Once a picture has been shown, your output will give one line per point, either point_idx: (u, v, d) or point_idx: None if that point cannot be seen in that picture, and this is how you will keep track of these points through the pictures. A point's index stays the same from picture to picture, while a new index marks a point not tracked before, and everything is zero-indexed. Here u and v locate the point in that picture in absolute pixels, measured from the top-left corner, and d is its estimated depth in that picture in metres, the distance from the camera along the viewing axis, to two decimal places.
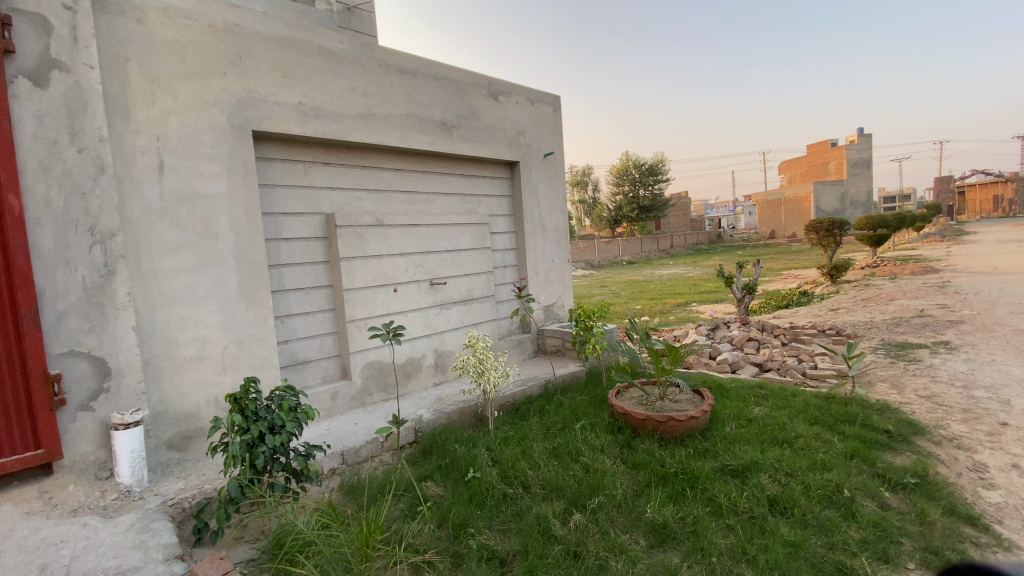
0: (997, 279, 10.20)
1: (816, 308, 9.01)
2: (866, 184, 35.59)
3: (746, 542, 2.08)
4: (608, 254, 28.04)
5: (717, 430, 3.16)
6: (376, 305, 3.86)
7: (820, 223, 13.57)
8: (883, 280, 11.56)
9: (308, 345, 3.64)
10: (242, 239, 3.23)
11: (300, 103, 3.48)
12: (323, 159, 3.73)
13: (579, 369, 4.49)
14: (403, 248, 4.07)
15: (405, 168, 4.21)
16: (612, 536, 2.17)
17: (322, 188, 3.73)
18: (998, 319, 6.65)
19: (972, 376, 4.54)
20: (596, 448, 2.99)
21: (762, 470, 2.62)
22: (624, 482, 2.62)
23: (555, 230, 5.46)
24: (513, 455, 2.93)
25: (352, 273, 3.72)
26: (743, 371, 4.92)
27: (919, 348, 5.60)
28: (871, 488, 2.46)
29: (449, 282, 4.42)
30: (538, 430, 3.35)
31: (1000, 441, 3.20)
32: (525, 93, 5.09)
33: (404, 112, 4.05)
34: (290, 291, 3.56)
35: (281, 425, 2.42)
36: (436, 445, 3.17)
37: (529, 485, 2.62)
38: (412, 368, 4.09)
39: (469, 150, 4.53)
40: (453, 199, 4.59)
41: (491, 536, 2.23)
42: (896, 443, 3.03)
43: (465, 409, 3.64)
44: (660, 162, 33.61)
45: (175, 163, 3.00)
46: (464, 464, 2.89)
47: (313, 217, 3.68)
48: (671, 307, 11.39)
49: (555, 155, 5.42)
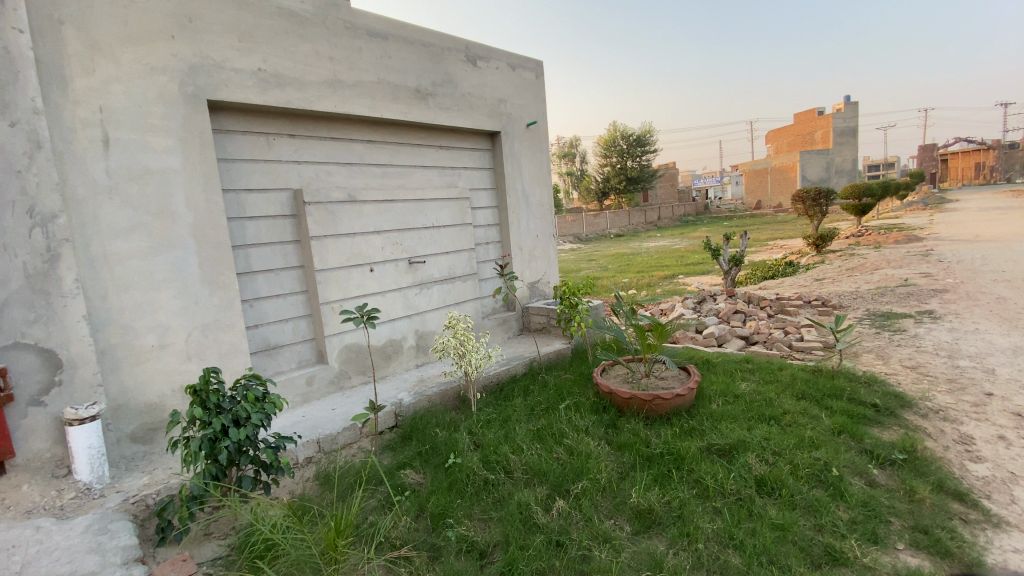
0: (977, 246, 10.29)
1: (802, 279, 9.02)
2: (851, 152, 35.61)
3: (733, 527, 2.02)
4: (596, 228, 27.92)
5: (703, 407, 3.10)
6: (351, 286, 3.69)
7: (806, 193, 13.47)
8: (868, 249, 11.60)
9: (280, 329, 3.48)
10: (202, 218, 3.02)
11: (259, 69, 3.22)
12: (288, 131, 3.49)
13: (564, 347, 4.39)
14: (379, 225, 3.87)
15: (378, 140, 3.97)
16: (596, 523, 2.09)
17: (288, 162, 3.50)
18: (980, 287, 6.69)
19: (956, 345, 4.55)
20: (581, 430, 2.91)
21: (749, 449, 2.55)
22: (609, 465, 2.54)
23: (539, 204, 5.29)
24: (495, 439, 2.83)
25: (324, 252, 3.53)
26: (729, 345, 4.88)
27: (903, 318, 5.60)
28: (860, 465, 2.41)
29: (429, 260, 4.25)
30: (522, 411, 3.26)
31: (986, 412, 3.20)
32: (506, 58, 4.83)
33: (375, 79, 3.80)
34: (258, 273, 3.37)
35: (246, 417, 2.28)
36: (416, 430, 3.07)
37: (512, 471, 2.53)
38: (392, 351, 3.95)
39: (446, 120, 4.30)
40: (430, 172, 4.38)
41: (471, 527, 2.13)
42: (883, 417, 2.99)
43: (447, 391, 3.53)
44: (648, 132, 33.20)
45: (122, 137, 2.75)
46: (445, 450, 2.79)
47: (279, 193, 3.47)
48: (658, 280, 11.34)
49: (537, 125, 5.19)
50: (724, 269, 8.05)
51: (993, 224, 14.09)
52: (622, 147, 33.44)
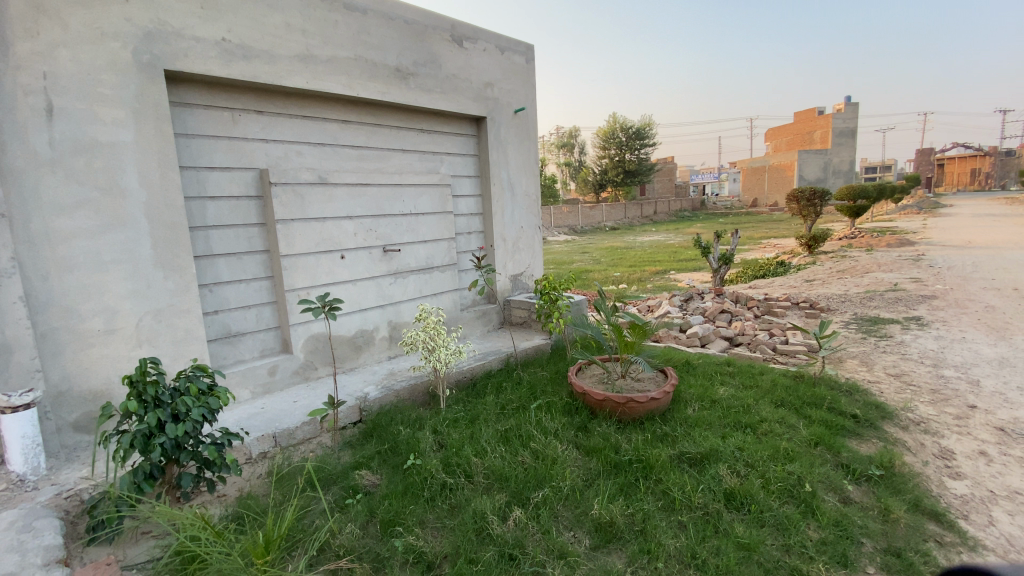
0: (969, 253, 10.25)
1: (791, 279, 8.94)
2: (849, 154, 35.54)
3: (697, 544, 1.91)
4: (591, 220, 27.78)
5: (679, 411, 2.99)
6: (319, 274, 3.52)
7: (801, 192, 13.36)
8: (860, 251, 11.55)
9: (242, 316, 3.32)
10: (156, 197, 2.84)
11: (224, 40, 3.03)
12: (255, 108, 3.30)
13: (543, 342, 4.27)
14: (352, 210, 3.69)
15: (354, 121, 3.78)
16: (553, 536, 1.97)
17: (254, 140, 3.31)
18: (970, 295, 6.62)
19: (941, 354, 4.47)
20: (550, 432, 2.78)
21: (721, 459, 2.44)
22: (575, 471, 2.42)
23: (525, 194, 5.12)
24: (459, 440, 2.70)
25: (291, 237, 3.36)
26: (713, 346, 4.78)
27: (890, 323, 5.52)
28: (834, 480, 2.30)
29: (406, 249, 4.07)
30: (492, 410, 3.12)
31: (968, 426, 3.12)
32: (494, 40, 4.63)
33: (352, 56, 3.60)
34: (219, 257, 3.20)
35: (186, 412, 2.14)
36: (378, 427, 2.93)
37: (472, 475, 2.39)
38: (362, 341, 3.80)
39: (429, 102, 4.10)
40: (411, 156, 4.19)
41: (421, 536, 2.01)
42: (863, 428, 2.89)
43: (416, 386, 3.39)
44: (647, 125, 32.96)
45: (68, 106, 2.56)
46: (405, 450, 2.66)
47: (245, 172, 3.29)
48: (649, 274, 11.25)
49: (526, 112, 5.01)
50: (713, 267, 7.94)
51: (985, 230, 14.06)
52: (621, 139, 33.19)
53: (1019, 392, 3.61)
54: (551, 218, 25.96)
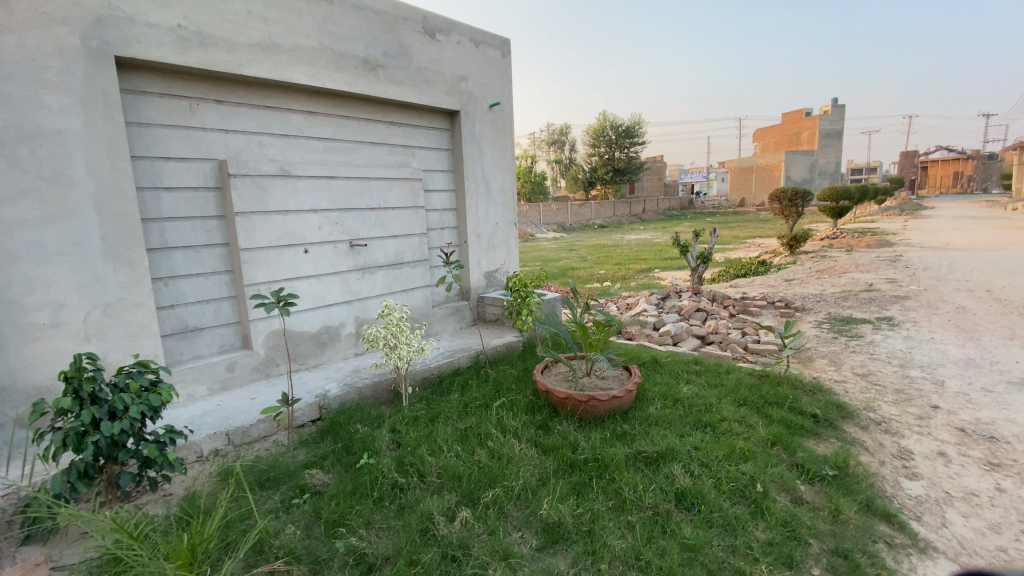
0: (945, 254, 10.42)
1: (770, 279, 9.01)
2: (835, 155, 35.96)
3: (642, 545, 1.89)
4: (580, 218, 27.79)
5: (641, 410, 2.97)
6: (281, 268, 3.45)
7: (784, 192, 13.46)
8: (840, 252, 11.68)
9: (200, 311, 3.25)
10: (107, 187, 2.75)
11: (179, 26, 2.94)
12: (214, 97, 3.22)
13: (514, 340, 4.23)
14: (317, 204, 3.61)
15: (320, 113, 3.71)
16: (499, 537, 1.94)
17: (214, 130, 3.23)
18: (941, 295, 6.72)
19: (909, 354, 4.51)
20: (510, 430, 2.74)
21: (677, 458, 2.43)
22: (530, 470, 2.38)
23: (501, 191, 5.07)
24: (417, 438, 2.65)
25: (251, 230, 3.29)
26: (685, 344, 4.78)
27: (862, 323, 5.57)
28: (787, 481, 2.30)
29: (374, 244, 3.99)
30: (454, 407, 3.07)
31: (929, 426, 3.14)
32: (468, 33, 4.56)
33: (318, 46, 3.52)
34: (175, 250, 3.12)
35: (122, 410, 2.07)
36: (335, 425, 2.87)
37: (425, 474, 2.35)
38: (327, 338, 3.73)
39: (399, 95, 4.03)
40: (380, 150, 4.12)
41: (365, 537, 1.97)
42: (822, 428, 2.90)
43: (380, 384, 3.32)
44: (636, 123, 33.06)
45: (10, 91, 2.46)
46: (360, 448, 2.60)
47: (203, 163, 3.20)
48: (632, 272, 11.27)
49: (501, 107, 4.95)
50: (693, 266, 7.97)
51: (962, 232, 14.30)
52: (610, 137, 33.24)
53: (981, 393, 3.65)
54: (539, 215, 25.93)
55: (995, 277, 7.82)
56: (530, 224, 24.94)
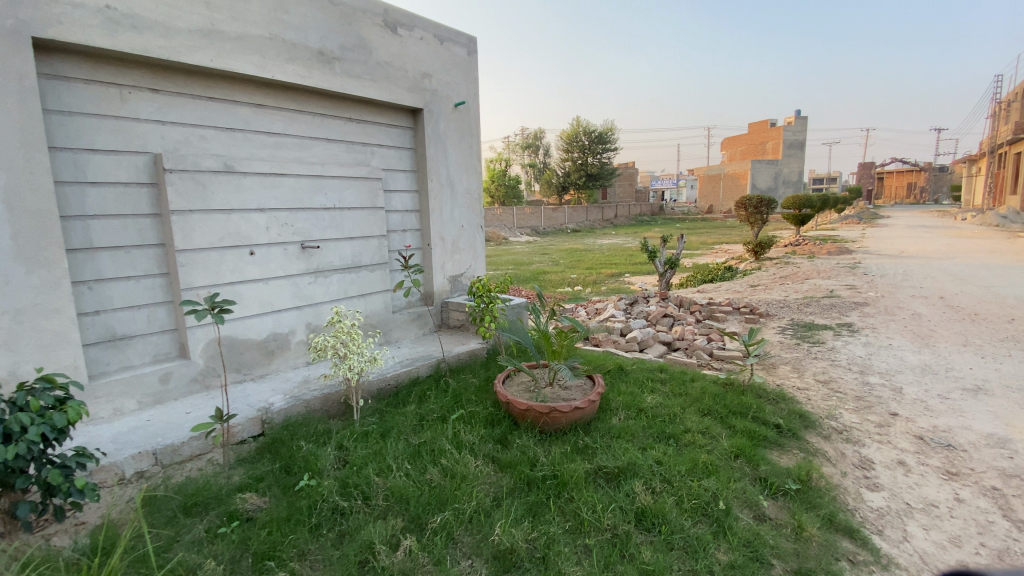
0: (901, 262, 10.78)
1: (736, 284, 9.12)
2: (798, 165, 37.15)
3: (598, 572, 1.76)
4: (553, 222, 27.87)
5: (604, 421, 2.86)
6: (223, 271, 3.20)
7: (749, 200, 13.71)
8: (803, 258, 11.96)
9: (130, 317, 2.98)
10: (20, 181, 2.48)
11: (107, 7, 2.69)
12: (149, 85, 2.97)
13: (477, 347, 4.08)
14: (264, 202, 3.38)
15: (270, 105, 3.47)
16: (446, 567, 1.79)
17: (148, 121, 2.97)
18: (898, 302, 6.89)
19: (869, 360, 4.57)
20: (466, 445, 2.58)
21: (638, 474, 2.32)
22: (485, 490, 2.23)
23: (467, 192, 4.91)
24: (364, 455, 2.46)
25: (188, 230, 3.04)
26: (651, 350, 4.73)
27: (824, 329, 5.64)
28: (750, 496, 2.21)
29: (328, 246, 3.77)
30: (409, 420, 2.89)
31: (889, 434, 3.14)
32: (432, 28, 4.38)
33: (266, 35, 3.30)
34: (101, 250, 2.85)
35: (18, 432, 1.82)
36: (277, 442, 2.66)
37: (371, 496, 2.17)
38: (275, 346, 3.50)
39: (356, 90, 3.84)
40: (337, 147, 3.90)
41: (296, 571, 1.78)
42: (785, 439, 2.85)
43: (329, 396, 3.11)
44: (609, 130, 33.46)
45: None
46: (301, 468, 2.40)
47: (135, 157, 2.95)
48: (603, 277, 11.28)
49: (467, 106, 4.79)
50: (660, 271, 7.97)
51: (916, 241, 14.88)
52: (583, 143, 33.51)
53: (938, 400, 3.69)
54: (512, 218, 25.83)
55: (948, 284, 8.10)
56: (502, 227, 24.85)
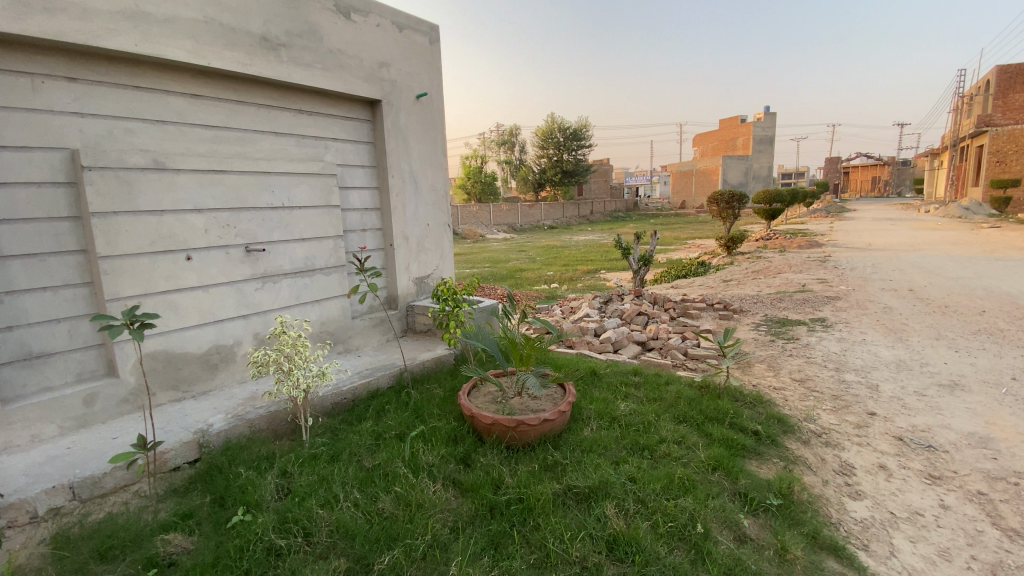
0: (870, 254, 10.95)
1: (710, 279, 9.09)
2: (768, 160, 37.84)
3: None
4: (529, 218, 27.72)
5: (574, 433, 2.68)
6: (155, 279, 2.89)
7: (721, 195, 13.76)
8: (774, 252, 12.07)
9: (48, 333, 2.64)
10: None
11: None
12: (66, 73, 2.62)
13: (443, 353, 3.85)
14: (202, 202, 3.08)
15: (208, 96, 3.16)
16: None
17: (65, 113, 2.62)
18: (869, 295, 6.93)
19: (844, 356, 4.51)
20: (424, 467, 2.36)
21: (611, 494, 2.14)
22: (442, 519, 2.02)
23: (431, 189, 4.65)
24: (309, 483, 2.22)
25: (114, 234, 2.72)
26: (625, 351, 4.59)
27: (798, 325, 5.59)
28: (730, 515, 2.05)
29: (277, 248, 3.48)
30: (364, 439, 2.65)
31: (868, 436, 3.04)
32: (390, 15, 4.10)
33: (200, 18, 2.97)
34: (11, 259, 2.50)
35: None
36: (214, 471, 2.38)
37: (313, 533, 1.93)
38: (219, 359, 3.21)
39: (306, 80, 3.55)
40: (285, 141, 3.61)
41: None
42: (764, 446, 2.71)
43: (276, 413, 2.85)
44: (583, 126, 33.47)
45: None
46: (237, 501, 2.14)
47: (50, 153, 2.59)
48: (578, 274, 11.14)
49: (430, 98, 4.54)
50: (634, 268, 7.85)
51: (881, 234, 15.21)
52: (558, 139, 33.40)
53: (915, 397, 3.63)
54: (487, 215, 25.52)
55: (916, 277, 8.20)
56: (477, 224, 24.52)
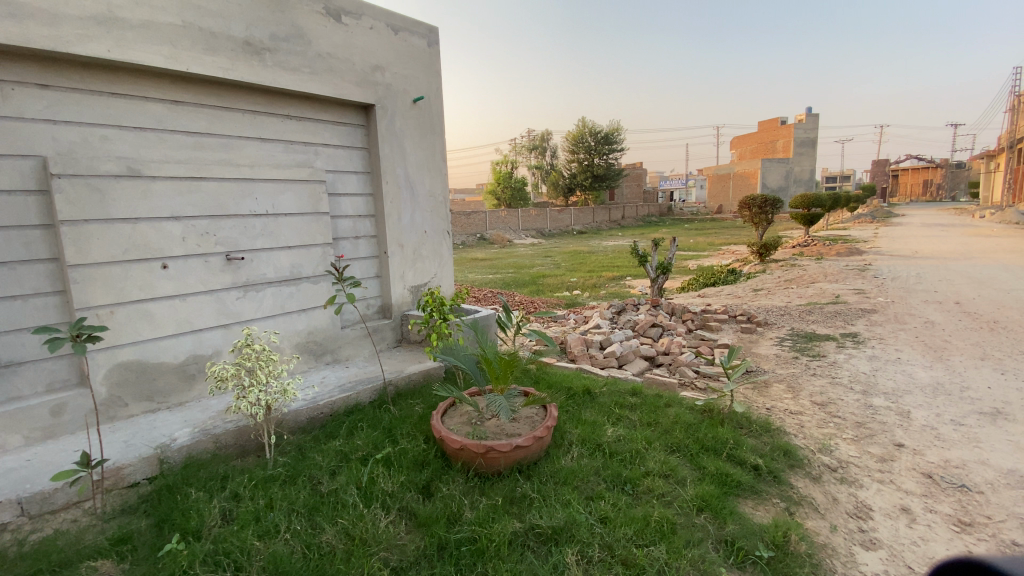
0: (915, 263, 10.19)
1: (738, 289, 8.62)
2: (809, 163, 36.30)
3: None
4: (558, 224, 27.41)
5: (551, 461, 2.46)
6: (129, 288, 2.85)
7: (754, 200, 13.17)
8: (810, 260, 11.42)
9: (18, 342, 2.62)
10: None
11: None
12: (38, 81, 2.60)
13: (432, 366, 3.68)
14: (179, 210, 3.02)
15: (189, 102, 3.11)
16: None
17: (37, 121, 2.61)
18: (910, 309, 6.37)
19: (874, 377, 4.09)
20: (379, 496, 2.19)
21: (575, 537, 1.91)
22: (383, 559, 1.83)
23: (429, 195, 4.51)
24: (254, 510, 2.08)
25: (86, 242, 2.68)
26: (631, 366, 4.31)
27: (826, 341, 5.16)
28: (710, 569, 1.79)
29: (259, 257, 3.41)
30: (327, 460, 2.50)
31: (892, 472, 2.69)
32: (384, 17, 4.00)
33: (179, 23, 2.93)
34: None
35: None
36: (166, 490, 2.28)
37: (242, 569, 1.78)
38: (196, 370, 3.15)
39: (292, 84, 3.47)
40: (272, 147, 3.54)
41: None
42: (764, 483, 2.42)
43: (244, 429, 2.74)
44: (616, 130, 32.99)
45: None
46: (176, 527, 2.02)
47: (19, 161, 2.57)
48: (601, 281, 10.81)
49: (427, 102, 4.40)
50: (653, 277, 7.50)
51: (931, 240, 14.23)
52: (588, 144, 33.03)
53: (951, 426, 3.21)
54: (516, 220, 25.38)
55: (965, 288, 7.54)
56: (505, 230, 24.40)
